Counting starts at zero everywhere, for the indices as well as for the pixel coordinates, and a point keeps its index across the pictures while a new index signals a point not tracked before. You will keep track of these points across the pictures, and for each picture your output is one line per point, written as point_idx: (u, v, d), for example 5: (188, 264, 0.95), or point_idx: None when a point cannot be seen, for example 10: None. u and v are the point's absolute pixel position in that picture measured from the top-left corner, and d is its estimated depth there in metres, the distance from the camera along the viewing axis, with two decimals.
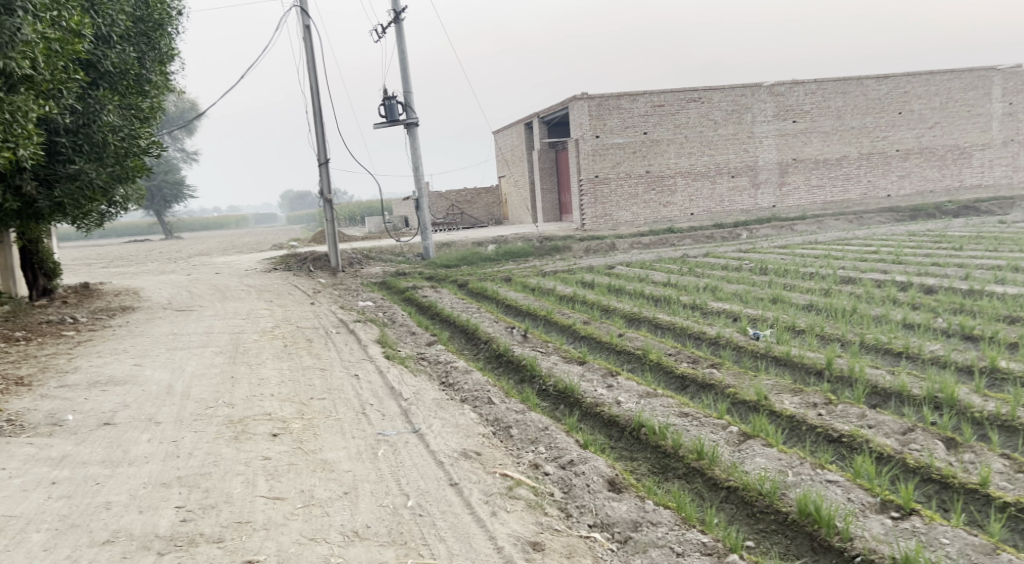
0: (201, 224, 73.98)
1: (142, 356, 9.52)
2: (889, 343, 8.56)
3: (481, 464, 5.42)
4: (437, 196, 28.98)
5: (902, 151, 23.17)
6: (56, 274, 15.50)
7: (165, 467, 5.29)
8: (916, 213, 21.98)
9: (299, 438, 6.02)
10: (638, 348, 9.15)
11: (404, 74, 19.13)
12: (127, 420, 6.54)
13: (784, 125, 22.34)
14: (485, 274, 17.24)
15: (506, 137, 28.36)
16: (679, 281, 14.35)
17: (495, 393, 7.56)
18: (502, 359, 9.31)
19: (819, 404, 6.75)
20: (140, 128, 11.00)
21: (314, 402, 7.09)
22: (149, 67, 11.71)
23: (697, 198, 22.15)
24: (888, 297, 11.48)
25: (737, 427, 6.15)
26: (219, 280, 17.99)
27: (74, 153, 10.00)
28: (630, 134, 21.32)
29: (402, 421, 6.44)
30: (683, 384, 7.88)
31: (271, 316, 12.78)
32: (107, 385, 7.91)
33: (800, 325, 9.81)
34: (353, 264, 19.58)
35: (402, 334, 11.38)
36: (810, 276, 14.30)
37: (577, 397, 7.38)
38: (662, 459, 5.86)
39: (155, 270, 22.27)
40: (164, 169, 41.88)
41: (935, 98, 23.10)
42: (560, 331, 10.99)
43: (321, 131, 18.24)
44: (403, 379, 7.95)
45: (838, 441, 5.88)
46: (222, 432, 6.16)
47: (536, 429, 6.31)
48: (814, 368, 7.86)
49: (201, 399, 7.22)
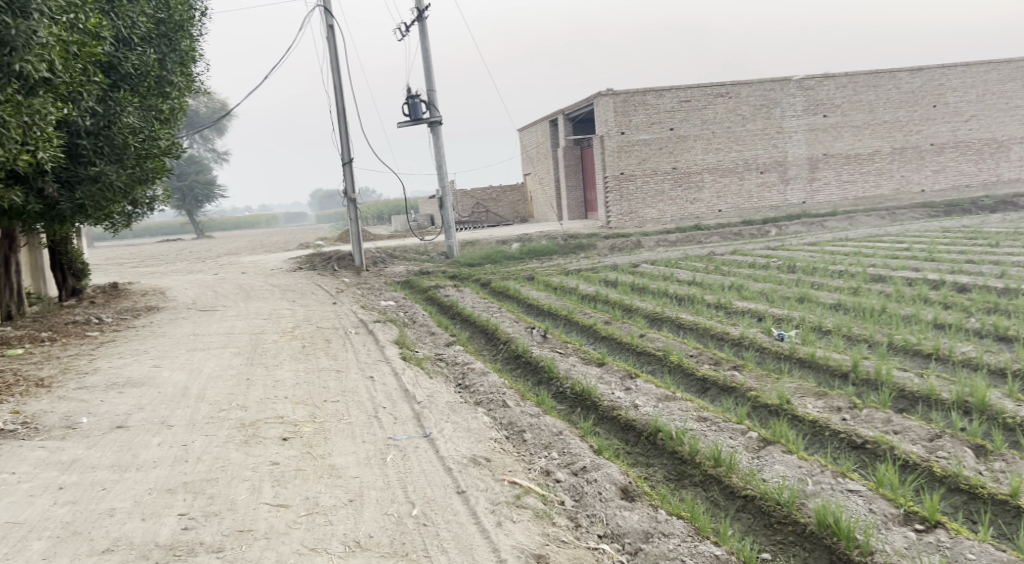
0: (232, 223, 74.77)
1: (162, 356, 9.54)
2: (919, 344, 8.32)
3: (490, 471, 5.31)
4: (463, 194, 28.98)
5: (936, 145, 22.66)
6: (84, 274, 15.64)
7: (172, 472, 5.24)
8: (951, 209, 21.47)
9: (309, 442, 5.96)
10: (658, 350, 8.98)
11: (428, 73, 19.08)
12: (140, 423, 6.51)
13: (814, 119, 21.92)
14: (509, 272, 17.14)
15: (531, 135, 28.24)
16: (704, 280, 14.12)
17: (511, 395, 7.45)
18: (521, 360, 9.19)
19: (843, 408, 6.55)
20: (160, 129, 11.01)
21: (328, 405, 7.03)
22: (170, 68, 11.72)
23: (724, 195, 21.82)
24: (920, 296, 11.18)
25: (756, 432, 5.98)
26: (244, 280, 18.08)
27: (95, 155, 10.01)
28: (656, 131, 21.08)
29: (414, 425, 6.35)
30: (703, 387, 7.71)
31: (293, 316, 12.79)
32: (124, 386, 7.90)
33: (827, 325, 9.57)
34: (378, 263, 19.56)
35: (422, 334, 11.30)
36: (839, 274, 13.99)
37: (594, 400, 7.25)
38: (678, 465, 5.71)
39: (183, 270, 22.48)
40: (195, 170, 42.29)
41: (972, 90, 22.57)
42: (580, 331, 10.84)
43: (345, 130, 18.26)
44: (419, 381, 7.86)
45: (861, 447, 5.69)
46: (233, 435, 6.11)
47: (550, 434, 6.19)
48: (840, 370, 7.65)
49: (215, 401, 7.18)
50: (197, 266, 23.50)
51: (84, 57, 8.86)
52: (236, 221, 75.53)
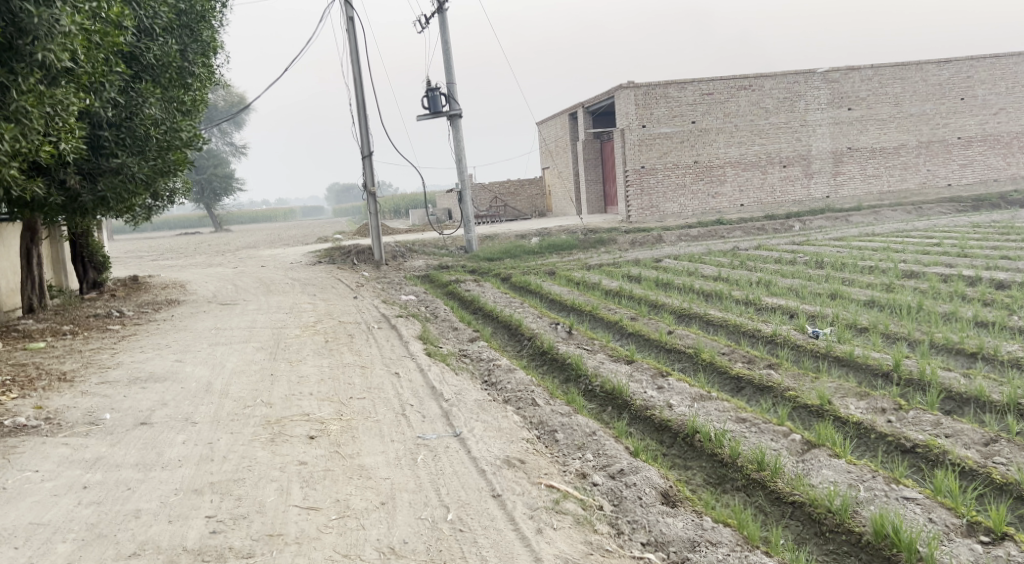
0: (250, 217, 74.93)
1: (184, 351, 9.39)
2: (961, 343, 8.07)
3: (526, 474, 5.12)
4: (481, 188, 28.78)
5: (964, 139, 22.22)
6: (105, 268, 15.58)
7: (198, 471, 5.07)
8: (979, 203, 21.02)
9: (336, 440, 5.79)
10: (688, 347, 8.75)
11: (449, 65, 18.89)
12: (164, 419, 6.36)
13: (840, 112, 21.54)
14: (530, 267, 16.91)
15: (550, 128, 27.97)
16: (730, 275, 13.85)
17: (539, 393, 7.25)
18: (547, 357, 8.99)
19: (887, 410, 6.33)
20: (181, 120, 10.86)
21: (353, 402, 6.87)
22: (191, 59, 11.57)
23: (747, 189, 21.50)
24: (956, 293, 10.89)
25: (799, 434, 5.75)
26: (264, 274, 17.94)
27: (117, 147, 9.84)
28: (678, 124, 20.79)
29: (443, 424, 6.16)
30: (738, 386, 7.49)
31: (313, 310, 12.64)
32: (147, 382, 7.76)
33: (862, 323, 9.31)
34: (397, 257, 19.41)
35: (444, 329, 11.13)
36: (869, 270, 13.68)
37: (626, 399, 7.04)
38: (719, 469, 5.51)
39: (203, 263, 22.42)
40: (214, 163, 42.34)
41: (1001, 82, 22.11)
42: (605, 327, 10.62)
43: (364, 123, 18.10)
44: (444, 378, 7.68)
45: (912, 451, 5.47)
46: (259, 433, 5.95)
47: (583, 434, 6.00)
48: (881, 370, 7.41)
49: (239, 398, 7.03)
50: (215, 260, 23.43)
51: (106, 47, 8.71)
52: (252, 214, 75.67)
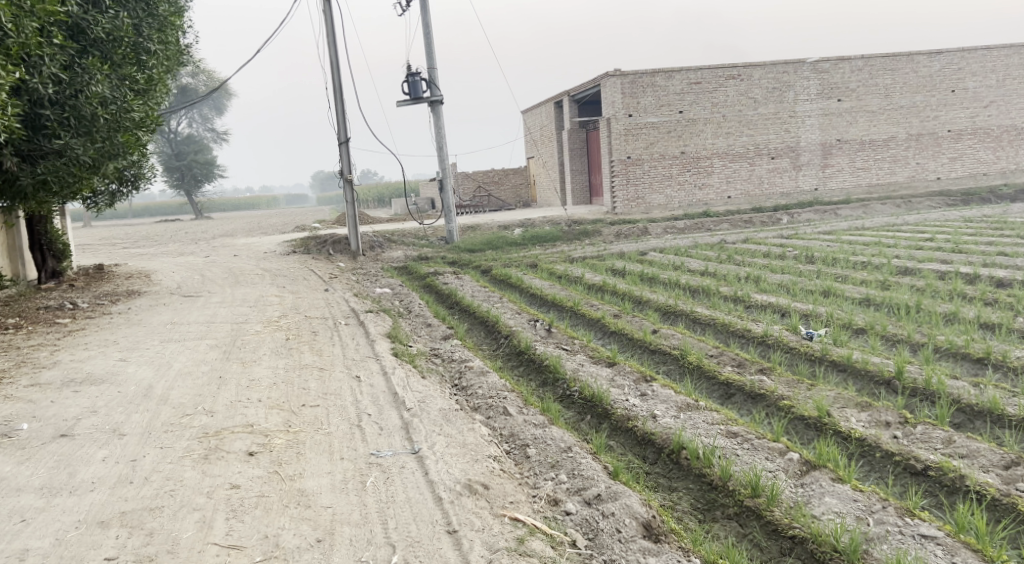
0: (233, 204, 73.77)
1: (132, 348, 8.68)
2: (967, 347, 7.51)
3: (488, 502, 4.50)
4: (464, 177, 28.00)
5: (954, 132, 21.69)
6: (64, 255, 14.77)
7: (110, 498, 4.44)
8: (969, 198, 20.53)
9: (279, 458, 5.14)
10: (674, 349, 8.13)
11: (429, 49, 18.18)
12: (88, 431, 5.66)
13: (829, 104, 20.96)
14: (511, 258, 16.26)
15: (536, 117, 27.23)
16: (718, 270, 13.26)
17: (512, 400, 6.60)
18: (523, 358, 8.33)
19: (892, 424, 5.74)
20: (134, 99, 10.09)
21: (305, 411, 6.21)
22: (147, 35, 10.76)
23: (734, 181, 20.90)
24: (956, 291, 10.35)
25: (798, 453, 5.16)
26: (235, 264, 17.16)
27: (60, 127, 9.10)
28: (665, 113, 20.18)
29: (401, 439, 5.51)
30: (727, 393, 6.89)
31: (280, 304, 11.91)
32: (81, 385, 7.05)
33: (859, 322, 8.72)
34: (375, 247, 18.66)
35: (417, 326, 10.46)
36: (862, 267, 13.10)
37: (606, 408, 6.41)
38: (707, 492, 4.94)
39: (175, 252, 21.58)
40: (194, 150, 41.37)
41: (992, 74, 21.56)
42: (587, 324, 9.99)
43: (341, 108, 17.38)
44: (409, 383, 7.01)
45: (923, 474, 4.91)
46: (191, 449, 5.27)
47: (556, 451, 5.37)
48: (882, 377, 6.80)
49: (179, 405, 6.34)
50: (188, 248, 22.54)
51: (41, 16, 7.98)
52: (235, 202, 74.39)
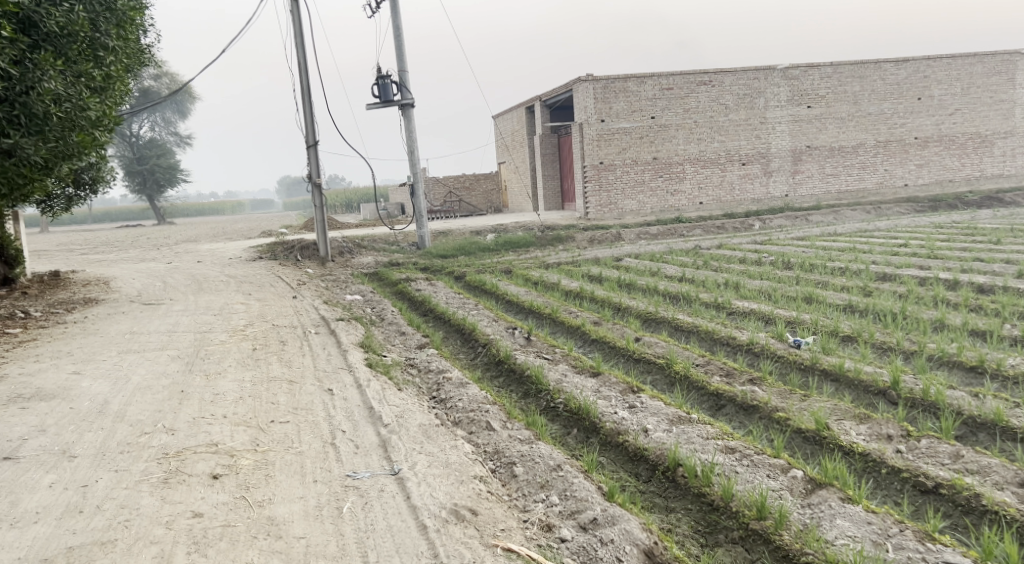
0: (196, 208, 72.46)
1: (87, 360, 8.17)
2: (960, 355, 7.31)
3: (478, 531, 4.19)
4: (434, 182, 27.59)
5: (921, 139, 21.77)
6: (18, 262, 14.11)
7: (55, 531, 4.07)
8: (936, 204, 20.57)
9: (245, 481, 4.75)
10: (659, 357, 7.84)
11: (400, 51, 17.78)
12: (34, 453, 5.22)
13: (798, 110, 20.94)
14: (484, 265, 15.91)
15: (507, 121, 26.93)
16: (696, 276, 13.02)
17: (494, 415, 6.24)
18: (503, 368, 7.97)
19: (895, 437, 5.46)
20: (89, 97, 9.57)
21: (274, 427, 5.79)
22: (104, 29, 10.21)
23: (706, 186, 20.78)
24: (938, 297, 10.18)
25: (801, 470, 4.87)
26: (198, 271, 16.55)
27: (8, 126, 8.60)
28: (637, 119, 19.99)
29: (379, 458, 5.12)
30: (718, 404, 6.60)
31: (246, 312, 11.41)
32: (29, 400, 6.57)
33: (846, 330, 8.50)
34: (344, 253, 18.18)
35: (390, 334, 10.07)
36: (840, 272, 12.94)
37: (594, 421, 6.07)
38: (708, 514, 4.66)
39: (136, 258, 20.83)
40: (157, 154, 40.42)
41: (956, 83, 21.69)
42: (567, 332, 9.67)
43: (309, 110, 16.91)
44: (385, 396, 6.60)
45: (935, 492, 4.70)
46: (149, 472, 4.84)
47: (545, 469, 5.02)
48: (876, 387, 6.57)
49: (136, 422, 5.90)
50: (149, 255, 21.76)
51: None
52: (200, 207, 72.90)
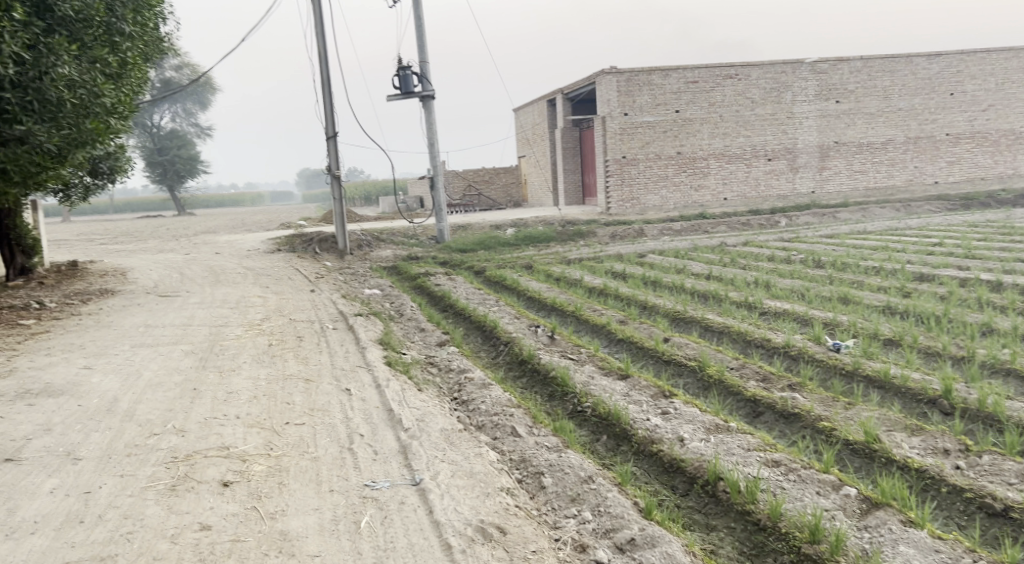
0: (216, 200, 72.68)
1: (100, 354, 7.92)
2: (1014, 363, 6.88)
3: (508, 553, 3.88)
4: (453, 175, 27.26)
5: (952, 135, 21.15)
6: (34, 251, 13.90)
7: (53, 544, 3.86)
8: (968, 202, 19.97)
9: (257, 489, 4.45)
10: (691, 359, 7.46)
11: (421, 42, 17.45)
12: (38, 455, 4.95)
13: (827, 105, 20.40)
14: (504, 259, 15.57)
15: (528, 114, 26.55)
16: (724, 274, 12.60)
17: (520, 419, 5.90)
18: (527, 369, 7.62)
19: (953, 452, 5.07)
20: (104, 83, 9.30)
21: (289, 430, 5.48)
22: (120, 14, 9.91)
23: (732, 182, 20.28)
24: (982, 299, 9.72)
25: (855, 488, 4.52)
26: (215, 262, 16.29)
27: (22, 112, 8.35)
28: (661, 113, 19.56)
29: (399, 466, 4.80)
30: (755, 411, 6.23)
31: (262, 306, 11.13)
32: (37, 397, 6.30)
33: (887, 333, 8.08)
34: (362, 246, 17.88)
35: (409, 331, 9.76)
36: (874, 272, 12.49)
37: (625, 428, 5.72)
38: (754, 535, 4.31)
39: (153, 249, 20.64)
40: (178, 144, 40.37)
41: (991, 78, 21.05)
42: (591, 331, 9.30)
43: (328, 101, 16.63)
44: (405, 398, 6.27)
45: (1004, 516, 4.34)
46: (156, 477, 4.55)
47: (576, 480, 4.68)
48: (928, 396, 6.17)
49: (145, 422, 5.61)
50: (168, 246, 21.56)
51: None
52: (219, 200, 73.09)
